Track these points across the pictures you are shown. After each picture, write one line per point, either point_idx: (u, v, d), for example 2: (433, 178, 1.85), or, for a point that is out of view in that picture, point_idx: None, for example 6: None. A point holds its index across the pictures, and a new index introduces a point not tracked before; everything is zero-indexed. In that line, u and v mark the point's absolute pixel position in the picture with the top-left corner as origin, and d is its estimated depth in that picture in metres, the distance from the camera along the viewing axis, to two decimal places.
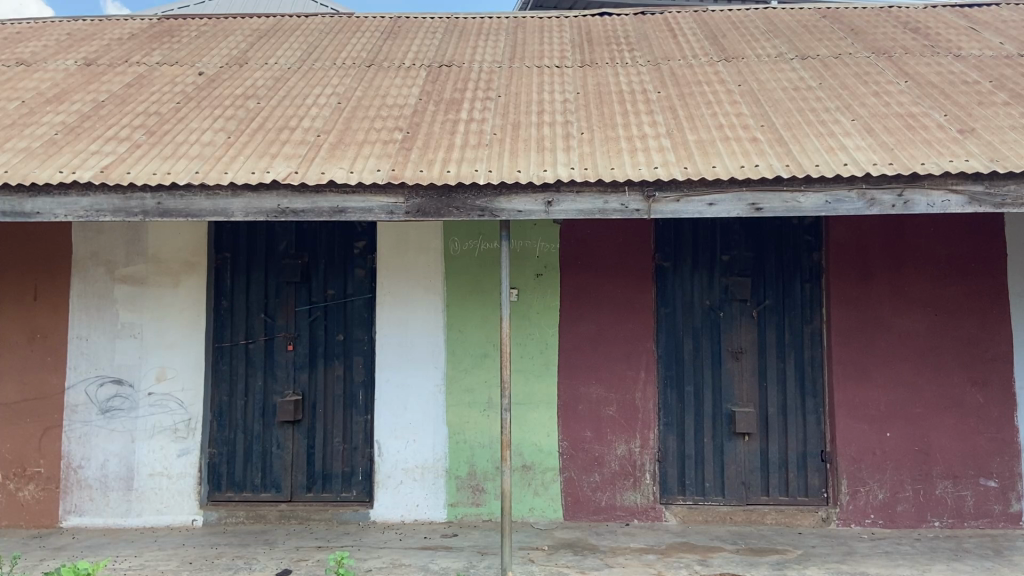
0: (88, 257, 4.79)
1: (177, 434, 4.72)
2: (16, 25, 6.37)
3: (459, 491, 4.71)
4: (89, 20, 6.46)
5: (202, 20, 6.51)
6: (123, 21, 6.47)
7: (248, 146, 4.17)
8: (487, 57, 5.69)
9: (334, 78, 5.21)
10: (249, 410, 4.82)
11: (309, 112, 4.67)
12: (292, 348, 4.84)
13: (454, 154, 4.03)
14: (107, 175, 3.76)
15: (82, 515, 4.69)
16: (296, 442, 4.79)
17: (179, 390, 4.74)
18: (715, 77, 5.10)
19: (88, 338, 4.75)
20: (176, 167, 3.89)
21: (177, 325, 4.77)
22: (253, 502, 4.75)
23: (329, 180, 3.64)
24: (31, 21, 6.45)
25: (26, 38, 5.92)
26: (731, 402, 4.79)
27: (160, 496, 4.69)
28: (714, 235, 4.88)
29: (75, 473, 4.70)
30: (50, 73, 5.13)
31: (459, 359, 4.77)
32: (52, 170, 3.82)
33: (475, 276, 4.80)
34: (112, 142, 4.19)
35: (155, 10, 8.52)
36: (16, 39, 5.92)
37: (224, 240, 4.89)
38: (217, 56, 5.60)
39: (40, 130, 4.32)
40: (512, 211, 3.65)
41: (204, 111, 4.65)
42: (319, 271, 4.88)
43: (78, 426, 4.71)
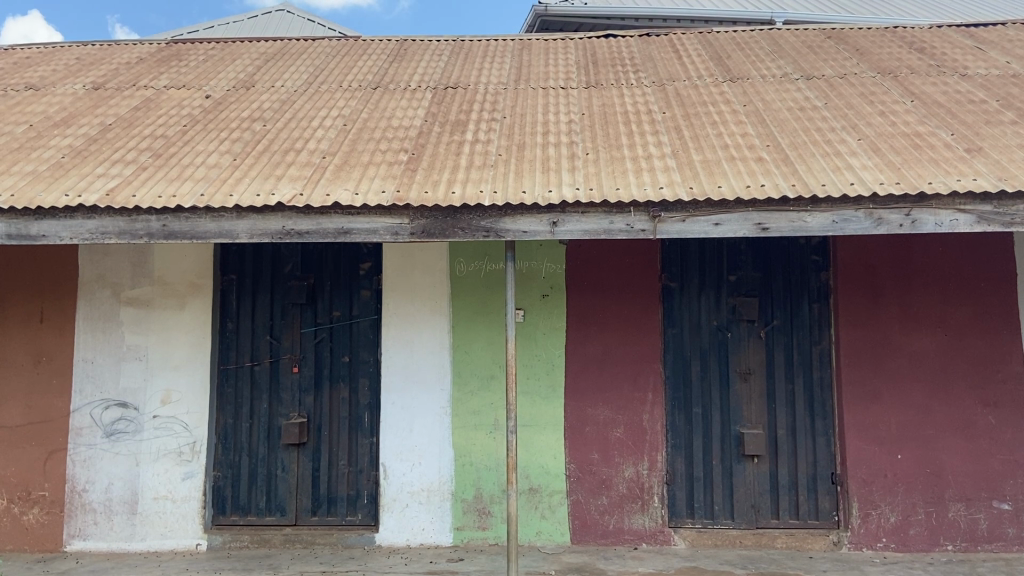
0: (94, 280, 4.79)
1: (181, 456, 4.70)
2: (25, 50, 6.42)
3: (465, 514, 4.66)
4: (99, 45, 6.50)
5: (210, 44, 6.56)
6: (131, 45, 6.51)
7: (254, 168, 4.19)
8: (493, 78, 5.70)
9: (341, 100, 5.23)
10: (254, 433, 4.78)
11: (315, 134, 4.69)
12: (297, 369, 4.82)
13: (459, 176, 4.04)
14: (113, 198, 3.78)
15: (86, 539, 4.65)
16: (301, 465, 4.75)
17: (184, 413, 4.73)
18: (721, 98, 5.10)
19: (93, 361, 4.74)
20: (181, 189, 3.91)
21: (183, 347, 4.77)
22: (258, 526, 4.70)
23: (334, 203, 3.66)
24: (41, 46, 6.50)
25: (35, 63, 5.97)
26: (740, 423, 4.74)
27: (164, 520, 4.66)
28: (721, 255, 4.86)
29: (79, 496, 4.67)
30: (58, 97, 5.16)
31: (465, 380, 4.74)
32: (59, 193, 3.85)
33: (481, 296, 4.79)
34: (118, 165, 4.22)
35: (165, 35, 8.56)
36: (25, 64, 5.94)
37: (230, 261, 4.88)
38: (225, 79, 5.63)
39: (47, 154, 4.35)
40: (517, 232, 3.64)
41: (211, 134, 4.68)
42: (325, 291, 4.87)
43: (82, 449, 4.69)
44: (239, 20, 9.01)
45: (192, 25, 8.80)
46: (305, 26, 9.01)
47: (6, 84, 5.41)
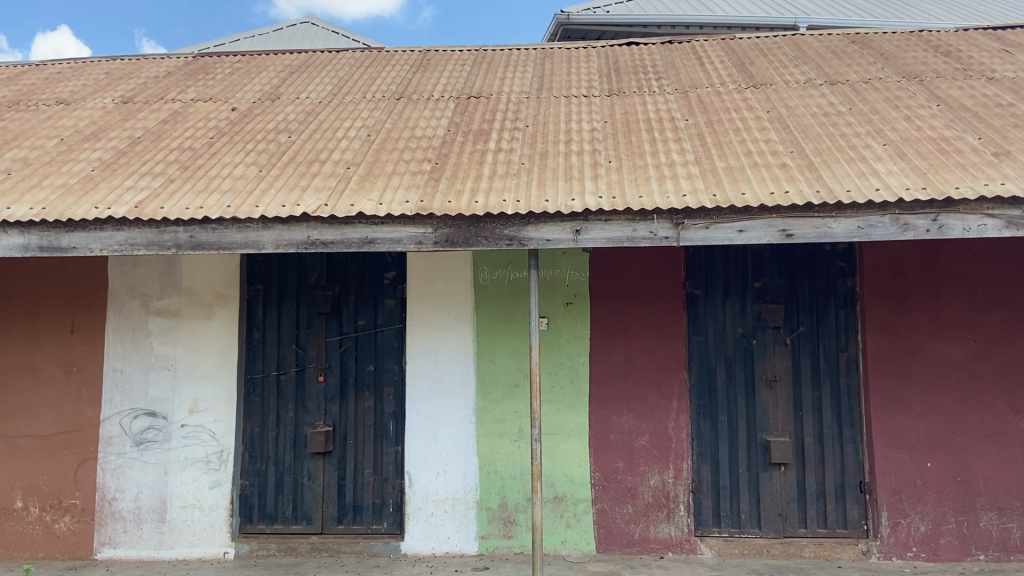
0: (123, 290, 4.85)
1: (209, 465, 4.74)
2: (56, 65, 6.53)
3: (491, 522, 4.66)
4: (127, 59, 6.60)
5: (236, 56, 6.64)
6: (159, 59, 6.61)
7: (279, 180, 4.24)
8: (516, 87, 5.72)
9: (365, 111, 5.27)
10: (280, 442, 4.81)
11: (339, 144, 4.73)
12: (322, 378, 4.85)
13: (483, 185, 4.06)
14: (141, 210, 3.83)
15: (116, 546, 4.70)
16: (327, 473, 4.78)
17: (211, 421, 4.77)
18: (744, 104, 5.08)
19: (123, 371, 4.80)
20: (208, 201, 3.96)
21: (210, 357, 4.82)
22: (284, 535, 4.72)
23: (359, 213, 3.69)
24: (71, 61, 6.61)
25: (66, 77, 6.07)
26: (766, 431, 4.71)
27: (192, 528, 4.70)
28: (745, 262, 4.83)
29: (109, 505, 4.72)
30: (88, 111, 5.24)
31: (490, 389, 4.75)
32: (89, 206, 3.91)
33: (505, 305, 4.80)
34: (147, 177, 4.28)
35: (193, 49, 8.69)
36: (56, 78, 6.04)
37: (257, 271, 4.93)
38: (251, 91, 5.70)
39: (78, 167, 4.42)
40: (540, 240, 3.65)
41: (236, 146, 4.73)
42: (350, 300, 4.90)
43: (113, 458, 4.75)
44: (264, 33, 9.13)
45: (219, 38, 8.92)
46: (328, 37, 9.09)
47: (38, 99, 5.51)
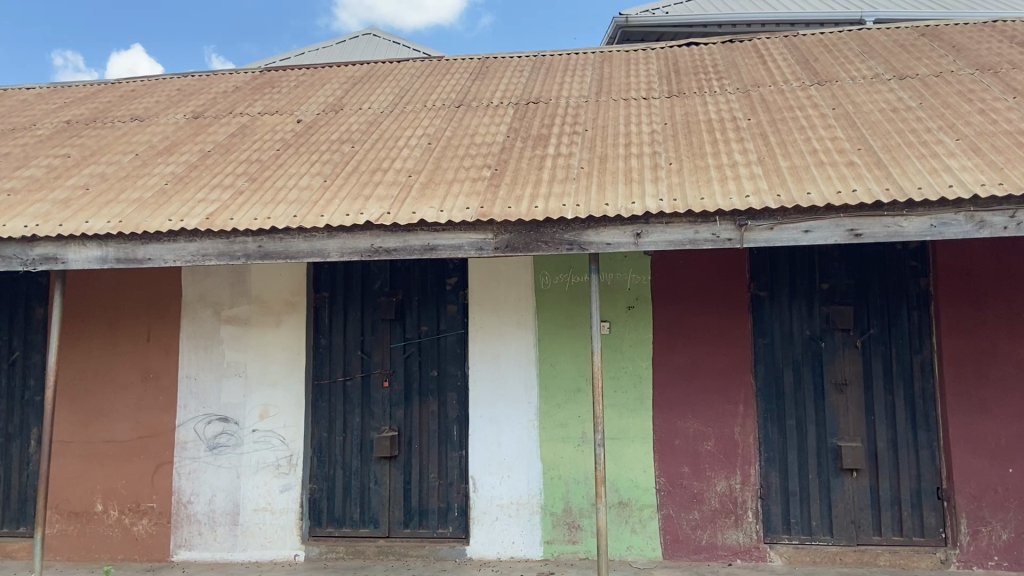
0: (196, 299, 5.01)
1: (280, 469, 4.85)
2: (130, 83, 6.78)
3: (555, 527, 4.65)
4: (197, 75, 6.81)
5: (301, 69, 6.80)
6: (227, 74, 6.81)
7: (343, 189, 4.32)
8: (575, 92, 5.72)
9: (425, 119, 5.34)
10: (348, 447, 4.89)
11: (401, 153, 4.80)
12: (387, 383, 4.92)
13: (542, 190, 4.07)
14: (212, 222, 3.95)
15: (192, 549, 4.84)
16: (393, 477, 4.84)
17: (281, 427, 4.88)
18: (808, 102, 4.98)
19: (196, 378, 4.95)
20: (276, 211, 4.06)
21: (279, 363, 4.94)
22: (353, 538, 4.79)
23: (420, 220, 3.74)
24: (145, 79, 6.85)
25: (141, 94, 6.30)
26: (836, 436, 4.59)
27: (264, 531, 4.81)
28: (812, 263, 4.73)
29: (185, 508, 4.87)
30: (161, 127, 5.43)
31: (552, 394, 4.75)
32: (162, 219, 4.04)
33: (566, 309, 4.79)
34: (217, 190, 4.41)
35: (260, 64, 8.93)
36: (131, 96, 6.27)
37: (323, 279, 5.03)
38: (315, 103, 5.83)
39: (152, 181, 4.58)
40: (601, 244, 3.65)
41: (302, 157, 4.84)
42: (413, 307, 4.96)
43: (188, 462, 4.89)
44: (328, 46, 9.34)
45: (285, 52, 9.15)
46: (390, 48, 9.24)
47: (115, 116, 5.73)
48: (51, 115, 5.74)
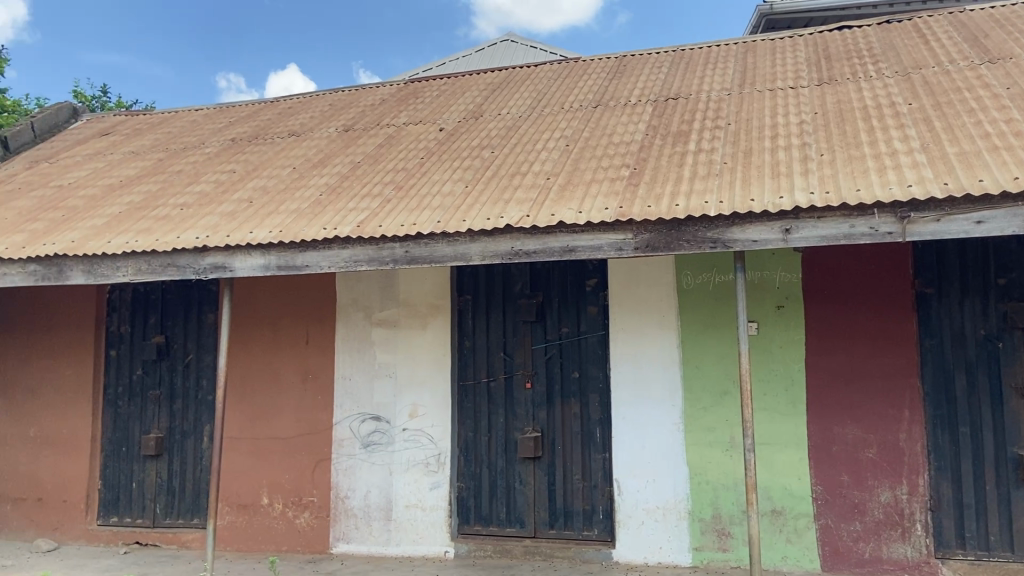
0: (349, 304, 5.26)
1: (429, 468, 5.00)
2: (287, 101, 7.23)
3: (704, 534, 4.52)
4: (347, 90, 7.18)
5: (443, 79, 7.01)
6: (374, 88, 7.12)
7: (484, 194, 4.40)
8: (716, 85, 5.56)
9: (563, 121, 5.35)
10: (493, 446, 4.97)
11: (540, 156, 4.84)
12: (530, 384, 4.96)
13: (684, 187, 3.97)
14: (362, 229, 4.13)
15: (349, 542, 5.08)
16: (538, 478, 4.87)
17: (429, 426, 5.04)
18: (978, 81, 4.59)
19: (350, 378, 5.20)
20: (420, 217, 4.19)
21: (427, 364, 5.10)
22: (500, 537, 4.87)
23: (560, 221, 3.75)
24: (300, 96, 7.29)
25: (297, 111, 6.70)
26: (1018, 445, 4.18)
27: (416, 527, 4.97)
28: (986, 256, 4.32)
29: (342, 502, 5.12)
30: (316, 141, 5.75)
31: (697, 397, 4.63)
32: (318, 227, 4.27)
33: (711, 310, 4.66)
34: (366, 198, 4.61)
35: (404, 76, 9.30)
36: (289, 112, 6.69)
37: (466, 282, 5.15)
38: (456, 111, 5.99)
39: (308, 192, 4.85)
40: (747, 241, 3.51)
41: (444, 164, 4.98)
42: (553, 309, 4.98)
43: (344, 459, 5.14)
44: (468, 54, 9.59)
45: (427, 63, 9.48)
46: (527, 53, 9.36)
47: (274, 132, 6.12)
48: (219, 134, 6.21)
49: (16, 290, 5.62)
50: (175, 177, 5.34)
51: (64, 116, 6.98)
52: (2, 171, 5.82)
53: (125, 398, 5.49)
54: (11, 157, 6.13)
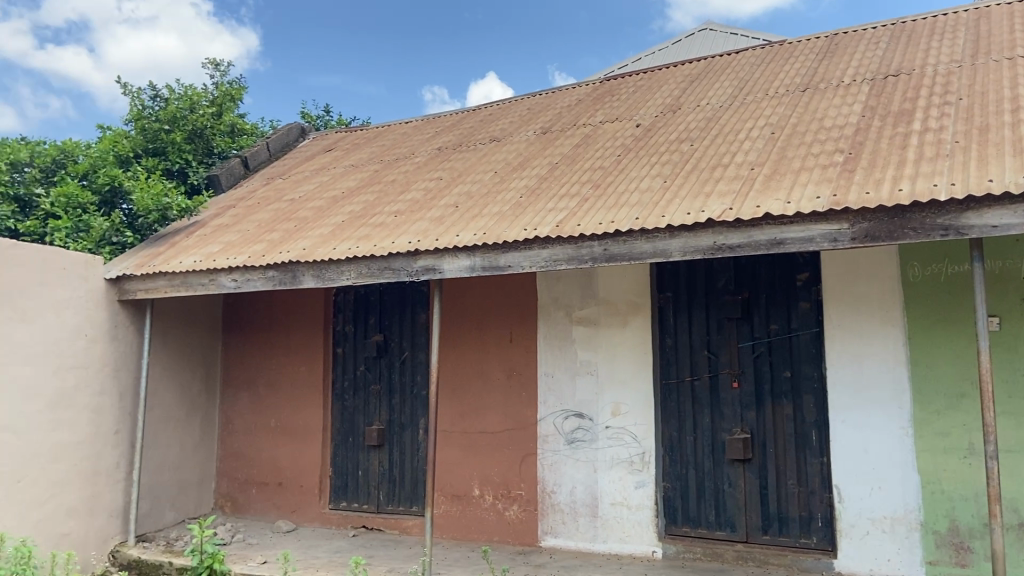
0: (550, 303, 5.35)
1: (633, 466, 4.99)
2: (488, 107, 7.52)
3: (940, 548, 4.13)
4: (544, 93, 7.34)
5: (639, 75, 6.97)
6: (571, 88, 7.23)
7: (684, 188, 4.30)
8: (944, 58, 5.06)
9: (767, 109, 5.12)
10: (699, 447, 4.85)
11: (743, 146, 4.65)
12: (737, 384, 4.79)
13: (907, 170, 3.65)
14: (562, 228, 4.19)
15: (557, 536, 5.17)
16: (748, 481, 4.69)
17: (633, 424, 5.03)
18: None
19: (553, 375, 5.29)
20: (619, 215, 4.18)
21: (629, 363, 5.09)
22: (710, 540, 4.74)
23: (765, 213, 3.59)
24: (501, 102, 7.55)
25: (498, 116, 6.95)
26: None
27: (623, 525, 4.98)
28: None
29: (549, 497, 5.22)
30: (516, 145, 5.93)
31: (928, 398, 4.23)
32: (519, 228, 4.39)
33: (941, 304, 4.24)
34: (565, 198, 4.68)
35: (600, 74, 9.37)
36: (490, 119, 6.95)
37: (667, 279, 5.07)
38: (653, 106, 5.92)
39: (509, 195, 5.01)
40: (985, 227, 3.12)
41: (643, 160, 4.93)
42: (760, 305, 4.76)
43: (549, 454, 5.24)
44: (665, 47, 9.48)
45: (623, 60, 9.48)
46: (727, 41, 9.07)
47: (477, 139, 6.39)
48: (426, 144, 6.58)
49: (258, 295, 6.28)
50: (389, 186, 5.72)
51: (293, 135, 7.70)
52: (245, 187, 6.56)
53: (350, 392, 5.96)
54: (251, 175, 6.86)
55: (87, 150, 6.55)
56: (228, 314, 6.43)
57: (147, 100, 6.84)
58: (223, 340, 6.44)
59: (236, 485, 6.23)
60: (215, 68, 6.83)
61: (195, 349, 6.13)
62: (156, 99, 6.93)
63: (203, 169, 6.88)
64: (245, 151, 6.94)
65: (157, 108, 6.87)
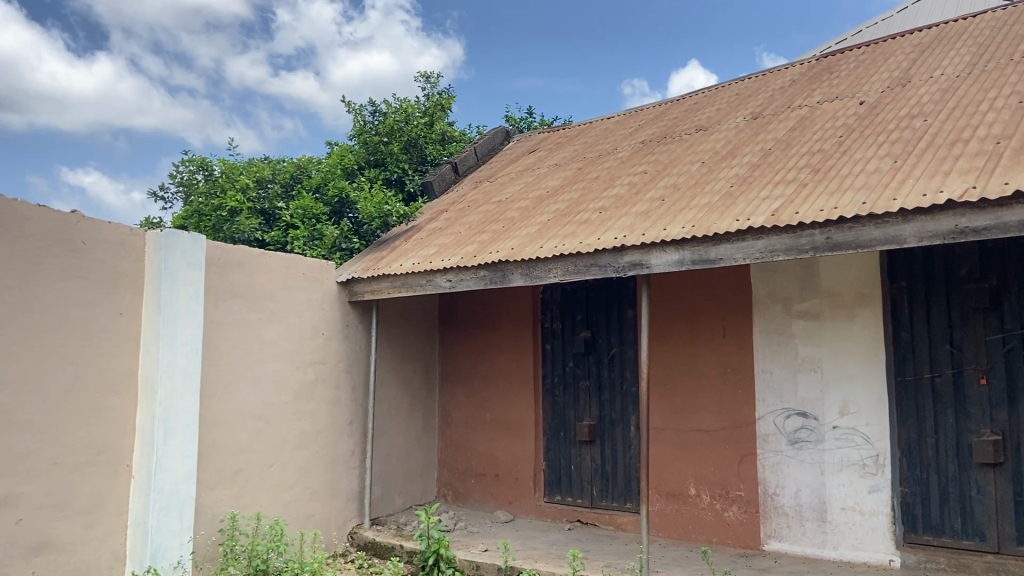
0: (767, 296, 5.15)
1: (865, 469, 4.67)
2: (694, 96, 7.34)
3: None
4: (753, 77, 7.05)
5: (860, 49, 6.48)
6: (782, 70, 6.87)
7: (918, 167, 3.92)
8: None
9: (1019, 74, 4.55)
10: (942, 450, 4.41)
11: (990, 117, 4.16)
12: (984, 381, 4.33)
13: None
14: (777, 218, 3.99)
15: (782, 540, 4.95)
16: (1001, 488, 4.23)
17: (863, 424, 4.70)
18: None
19: (772, 372, 5.08)
20: (842, 200, 3.89)
21: (857, 359, 4.76)
22: (956, 550, 4.32)
23: (1018, 191, 3.20)
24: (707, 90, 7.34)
25: (705, 105, 6.76)
26: None
27: (855, 532, 4.67)
28: None
29: (772, 499, 5.01)
30: (724, 133, 5.73)
31: None
32: (730, 219, 4.22)
33: None
34: (780, 185, 4.44)
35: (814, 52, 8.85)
36: (696, 108, 6.78)
37: (899, 268, 4.66)
38: (878, 81, 5.48)
39: (719, 185, 4.84)
40: None
41: (868, 140, 4.57)
42: (1014, 294, 4.28)
43: (771, 455, 5.03)
44: (889, 17, 8.80)
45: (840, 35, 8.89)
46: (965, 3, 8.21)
47: (682, 130, 6.26)
48: (630, 138, 6.55)
49: (470, 295, 6.57)
50: (594, 183, 5.75)
51: (499, 138, 7.99)
52: (455, 190, 6.88)
53: (560, 387, 6.07)
54: (461, 180, 7.17)
55: (319, 164, 7.28)
56: (443, 312, 6.79)
57: (368, 115, 7.40)
58: (440, 337, 6.80)
59: (456, 475, 6.57)
60: (426, 80, 7.27)
61: (415, 347, 6.53)
62: (376, 114, 7.53)
63: (417, 177, 7.25)
64: (455, 158, 7.27)
65: (376, 123, 7.41)
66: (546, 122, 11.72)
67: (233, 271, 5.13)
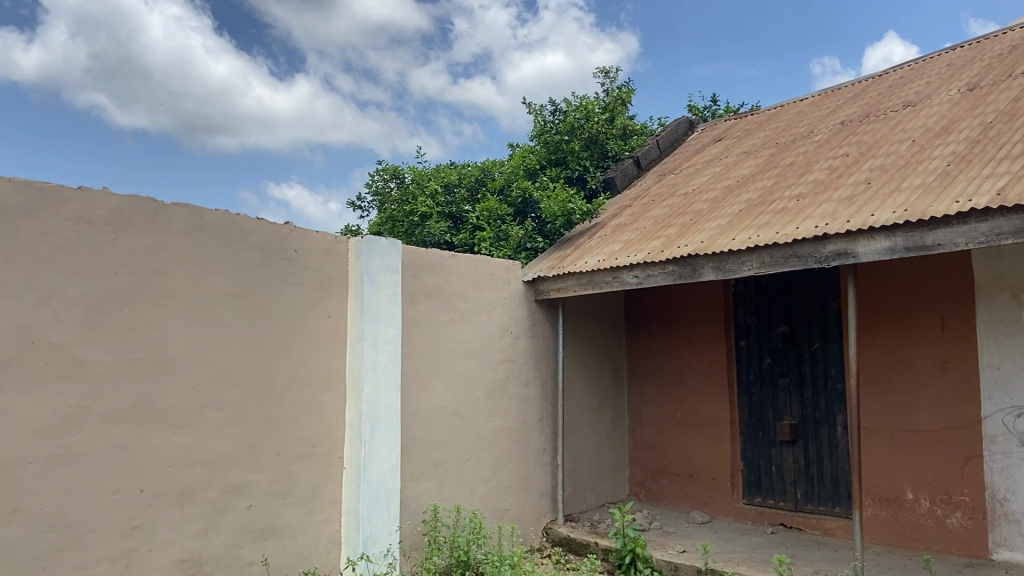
0: (991, 284, 4.68)
1: None
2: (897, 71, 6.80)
3: None
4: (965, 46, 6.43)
5: None
6: (1001, 35, 6.22)
7: None
8: None
9: None
10: None
11: None
12: None
13: None
14: (1006, 197, 3.59)
15: (1014, 550, 4.48)
16: None
17: None
18: None
19: (999, 367, 4.62)
20: None
21: None
22: None
23: None
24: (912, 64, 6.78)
25: (910, 80, 6.25)
26: None
27: None
28: None
29: (1001, 505, 4.55)
30: (936, 108, 5.27)
31: None
32: (948, 201, 3.85)
33: None
34: (1007, 161, 4.00)
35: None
36: (899, 83, 6.28)
37: None
38: None
39: (933, 164, 4.44)
40: None
41: None
42: None
43: (999, 457, 4.58)
44: None
45: None
46: None
47: (885, 107, 5.82)
48: (827, 120, 6.18)
49: (659, 290, 6.55)
50: (788, 169, 5.48)
51: (682, 129, 7.84)
52: (638, 184, 6.89)
53: (757, 385, 5.89)
54: (644, 175, 7.15)
55: (502, 167, 7.47)
56: (630, 308, 6.79)
57: (548, 116, 7.57)
58: (627, 334, 6.81)
59: (649, 473, 6.53)
60: (604, 76, 7.22)
61: (603, 343, 6.57)
62: (556, 113, 7.60)
63: (600, 174, 7.27)
64: (636, 151, 7.23)
65: (557, 122, 7.57)
66: (729, 110, 11.29)
67: (426, 273, 5.35)
